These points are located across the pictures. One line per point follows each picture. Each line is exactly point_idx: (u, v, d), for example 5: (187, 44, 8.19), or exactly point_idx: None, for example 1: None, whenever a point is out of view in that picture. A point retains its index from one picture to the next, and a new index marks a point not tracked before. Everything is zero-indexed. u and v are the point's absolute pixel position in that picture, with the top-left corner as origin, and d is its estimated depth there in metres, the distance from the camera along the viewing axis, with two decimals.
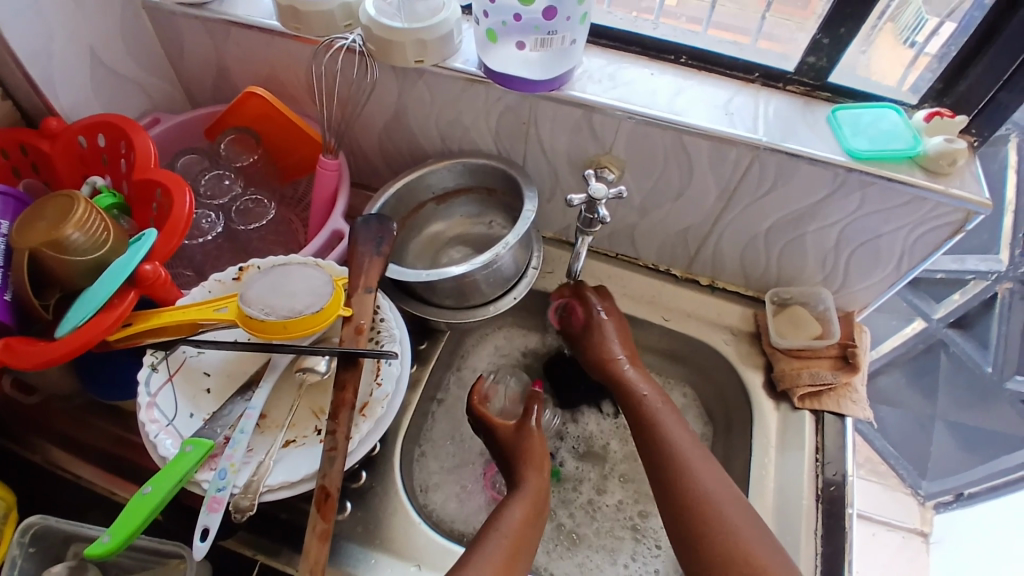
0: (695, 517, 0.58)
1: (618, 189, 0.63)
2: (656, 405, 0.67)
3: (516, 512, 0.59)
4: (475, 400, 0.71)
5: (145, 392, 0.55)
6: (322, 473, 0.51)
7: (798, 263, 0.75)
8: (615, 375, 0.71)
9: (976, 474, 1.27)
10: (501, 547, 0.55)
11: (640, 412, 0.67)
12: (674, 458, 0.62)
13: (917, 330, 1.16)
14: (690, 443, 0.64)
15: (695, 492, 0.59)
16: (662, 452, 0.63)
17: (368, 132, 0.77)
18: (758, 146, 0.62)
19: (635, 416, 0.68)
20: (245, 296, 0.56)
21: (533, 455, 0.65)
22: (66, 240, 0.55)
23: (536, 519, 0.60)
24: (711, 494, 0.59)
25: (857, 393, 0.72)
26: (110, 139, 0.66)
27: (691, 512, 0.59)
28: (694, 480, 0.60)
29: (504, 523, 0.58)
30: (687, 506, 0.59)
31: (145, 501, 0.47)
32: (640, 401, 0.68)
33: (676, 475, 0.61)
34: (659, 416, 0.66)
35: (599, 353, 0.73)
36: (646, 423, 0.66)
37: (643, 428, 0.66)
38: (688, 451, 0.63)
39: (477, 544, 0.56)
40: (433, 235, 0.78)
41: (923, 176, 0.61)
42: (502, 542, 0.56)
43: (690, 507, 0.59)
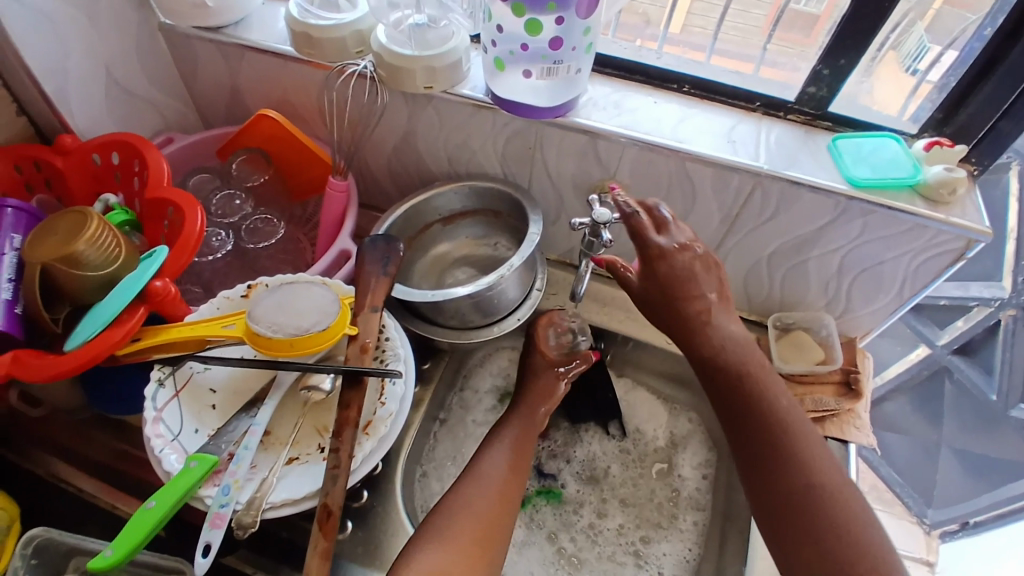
0: (842, 558, 0.51)
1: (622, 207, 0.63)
2: (792, 414, 0.58)
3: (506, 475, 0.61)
4: (543, 323, 0.76)
5: (151, 407, 0.55)
6: (325, 491, 0.51)
7: (801, 289, 0.75)
8: (733, 372, 0.60)
9: (983, 502, 1.26)
10: (489, 503, 0.58)
11: (764, 420, 0.58)
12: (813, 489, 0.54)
13: (922, 358, 1.16)
14: (831, 468, 0.55)
15: (849, 527, 0.52)
16: (801, 482, 0.54)
17: (377, 153, 0.79)
18: (760, 173, 0.63)
19: (752, 423, 0.58)
20: (253, 313, 0.57)
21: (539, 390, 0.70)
22: (79, 255, 0.56)
23: (521, 471, 0.63)
24: (862, 532, 0.52)
25: (860, 419, 0.72)
26: (124, 156, 0.68)
27: (842, 556, 0.51)
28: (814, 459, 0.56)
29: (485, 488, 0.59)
30: (839, 548, 0.51)
31: (148, 515, 0.48)
32: (769, 405, 0.58)
33: (813, 508, 0.53)
34: (795, 426, 0.57)
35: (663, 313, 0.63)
36: (780, 442, 0.56)
37: (766, 443, 0.57)
38: (831, 481, 0.54)
39: (468, 508, 0.57)
40: (439, 255, 0.79)
41: (925, 205, 0.62)
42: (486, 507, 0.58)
43: (848, 548, 0.51)
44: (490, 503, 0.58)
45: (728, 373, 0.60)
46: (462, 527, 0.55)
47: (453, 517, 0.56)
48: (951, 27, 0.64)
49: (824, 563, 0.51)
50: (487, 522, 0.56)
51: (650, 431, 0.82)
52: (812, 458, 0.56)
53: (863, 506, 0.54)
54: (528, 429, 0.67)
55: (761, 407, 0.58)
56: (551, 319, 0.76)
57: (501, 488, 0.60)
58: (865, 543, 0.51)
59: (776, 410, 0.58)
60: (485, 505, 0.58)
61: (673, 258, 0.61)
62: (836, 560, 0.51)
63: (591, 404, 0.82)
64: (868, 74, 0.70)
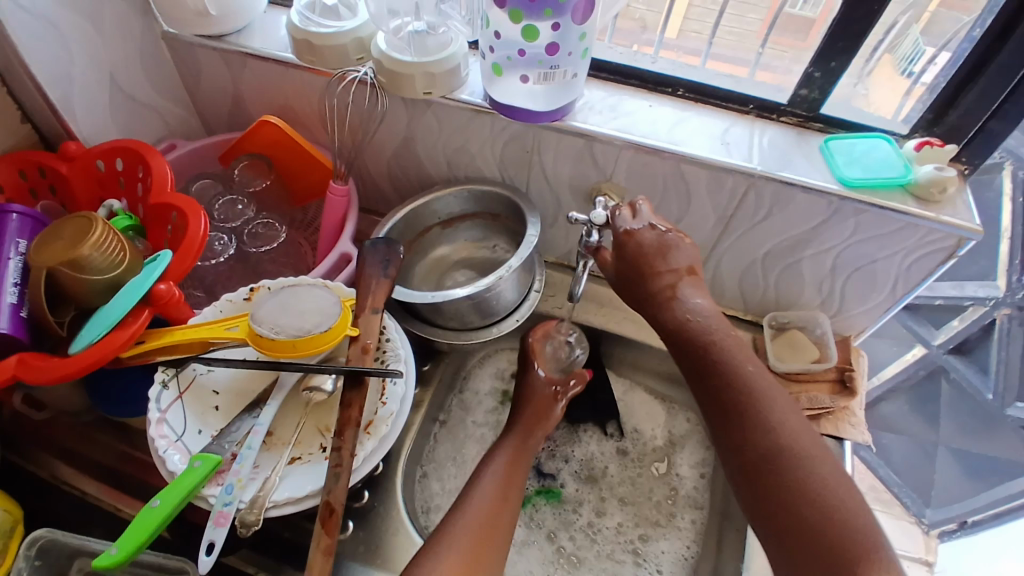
0: (817, 520, 0.50)
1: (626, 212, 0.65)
2: (760, 379, 0.57)
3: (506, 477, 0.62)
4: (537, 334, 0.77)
5: (156, 408, 0.56)
6: (327, 490, 0.52)
7: (796, 288, 0.76)
8: (697, 342, 0.60)
9: (981, 502, 1.27)
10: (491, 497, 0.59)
11: (732, 391, 0.57)
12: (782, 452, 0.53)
13: (919, 357, 1.17)
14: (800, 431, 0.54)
15: (806, 475, 0.52)
16: (770, 446, 0.53)
17: (377, 158, 0.80)
18: (754, 175, 0.65)
19: (720, 396, 0.57)
20: (255, 315, 0.58)
21: (534, 410, 0.70)
22: (84, 259, 0.57)
23: (511, 498, 0.61)
24: (835, 493, 0.50)
25: (856, 416, 0.73)
26: (128, 162, 0.69)
27: (810, 513, 0.50)
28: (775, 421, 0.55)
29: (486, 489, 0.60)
30: (811, 511, 0.50)
31: (153, 513, 0.49)
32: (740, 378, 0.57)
33: (784, 473, 0.52)
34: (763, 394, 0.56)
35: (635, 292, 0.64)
36: (749, 409, 0.56)
37: (733, 412, 0.56)
38: (801, 444, 0.53)
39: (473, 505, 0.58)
40: (439, 258, 0.80)
41: (916, 205, 0.63)
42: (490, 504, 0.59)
43: (819, 510, 0.50)
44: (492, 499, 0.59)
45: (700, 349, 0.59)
46: (468, 523, 0.56)
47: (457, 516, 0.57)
48: (945, 30, 0.65)
49: (800, 528, 0.50)
50: (472, 556, 0.54)
51: (647, 430, 0.83)
52: (771, 414, 0.55)
53: (827, 461, 0.53)
54: (518, 451, 0.66)
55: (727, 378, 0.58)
56: (547, 330, 0.78)
57: (489, 519, 0.57)
58: (838, 504, 0.50)
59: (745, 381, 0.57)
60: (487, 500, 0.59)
61: (643, 236, 0.63)
62: (810, 522, 0.50)
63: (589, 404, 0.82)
64: (863, 77, 0.71)
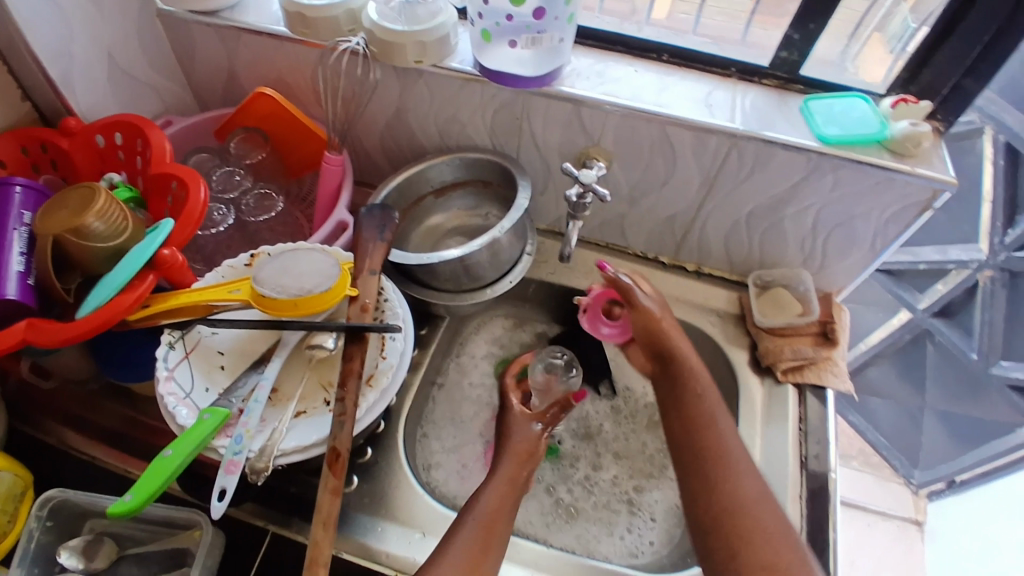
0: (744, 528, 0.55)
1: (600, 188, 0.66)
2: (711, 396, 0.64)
3: (508, 474, 0.65)
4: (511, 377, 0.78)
5: (163, 367, 0.58)
6: (333, 435, 0.54)
7: (778, 247, 0.79)
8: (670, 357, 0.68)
9: (967, 462, 1.31)
10: (495, 493, 0.62)
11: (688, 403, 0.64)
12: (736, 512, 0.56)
13: (903, 321, 1.20)
14: (756, 487, 0.58)
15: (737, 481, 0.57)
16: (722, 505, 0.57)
17: (370, 129, 0.81)
18: (736, 134, 0.67)
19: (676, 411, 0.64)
20: (257, 278, 0.60)
21: (521, 438, 0.69)
22: (87, 227, 0.59)
23: (511, 502, 0.62)
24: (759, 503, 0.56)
25: (838, 366, 0.76)
26: (127, 136, 0.71)
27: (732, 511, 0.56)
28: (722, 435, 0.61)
29: (491, 487, 0.63)
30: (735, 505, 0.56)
31: (165, 463, 0.51)
32: (712, 432, 0.61)
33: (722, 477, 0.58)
34: (716, 424, 0.62)
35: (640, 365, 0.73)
36: (714, 464, 0.59)
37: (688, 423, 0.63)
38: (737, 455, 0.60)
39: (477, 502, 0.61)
40: (433, 226, 0.82)
41: (891, 158, 0.66)
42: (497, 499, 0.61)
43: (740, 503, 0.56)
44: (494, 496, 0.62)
45: (673, 390, 0.65)
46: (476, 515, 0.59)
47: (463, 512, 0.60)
48: (930, 7, 0.68)
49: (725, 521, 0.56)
50: (480, 547, 0.56)
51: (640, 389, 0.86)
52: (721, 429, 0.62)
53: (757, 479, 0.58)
54: (511, 489, 0.64)
55: (699, 432, 0.62)
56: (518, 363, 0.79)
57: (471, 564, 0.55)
58: (760, 516, 0.55)
59: (705, 413, 0.63)
60: (490, 499, 0.61)
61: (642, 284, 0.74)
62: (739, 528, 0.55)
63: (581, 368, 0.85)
64: (854, 44, 0.75)
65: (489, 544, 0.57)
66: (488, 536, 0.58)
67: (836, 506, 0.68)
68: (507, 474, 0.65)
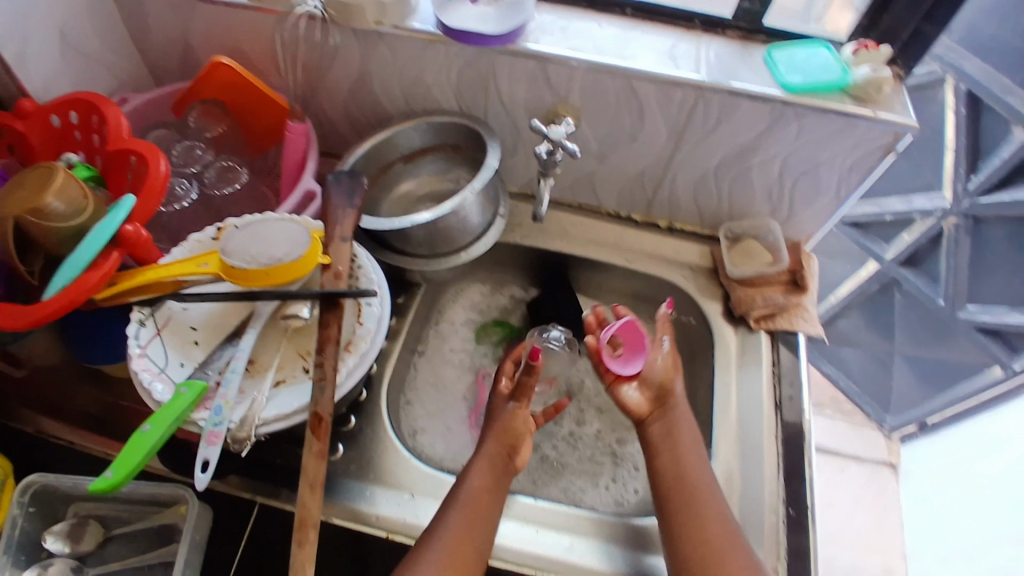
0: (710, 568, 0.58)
1: (571, 145, 0.67)
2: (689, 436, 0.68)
3: (491, 455, 0.66)
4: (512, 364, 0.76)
5: (135, 344, 0.58)
6: (314, 401, 0.55)
7: (747, 196, 0.80)
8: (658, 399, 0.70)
9: (937, 403, 1.36)
10: (481, 475, 0.64)
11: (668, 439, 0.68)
12: (713, 554, 0.58)
13: (871, 272, 1.24)
14: (729, 532, 0.60)
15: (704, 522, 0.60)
16: (700, 548, 0.59)
17: (333, 97, 0.80)
18: (701, 85, 0.67)
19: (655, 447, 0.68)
20: (225, 250, 0.59)
21: (508, 422, 0.69)
22: (47, 207, 0.58)
23: (501, 486, 0.64)
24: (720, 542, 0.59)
25: (808, 311, 0.79)
26: (83, 114, 0.68)
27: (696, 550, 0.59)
28: (694, 474, 0.64)
29: (475, 469, 0.64)
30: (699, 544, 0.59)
31: (144, 438, 0.51)
32: (687, 477, 0.64)
33: (694, 516, 0.61)
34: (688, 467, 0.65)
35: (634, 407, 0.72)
36: (691, 510, 0.61)
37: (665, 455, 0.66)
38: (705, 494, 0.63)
39: (464, 484, 0.63)
40: (404, 193, 0.82)
41: (854, 103, 0.66)
42: (483, 481, 0.63)
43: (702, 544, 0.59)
44: (480, 479, 0.63)
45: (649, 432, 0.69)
46: (467, 497, 0.61)
47: (452, 495, 0.62)
48: None
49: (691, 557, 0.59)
50: (467, 526, 0.59)
51: None
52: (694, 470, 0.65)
53: (721, 519, 0.61)
54: (498, 468, 0.65)
55: (678, 477, 0.64)
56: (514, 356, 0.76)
57: (459, 544, 0.57)
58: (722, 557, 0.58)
59: (678, 455, 0.66)
60: (477, 481, 0.63)
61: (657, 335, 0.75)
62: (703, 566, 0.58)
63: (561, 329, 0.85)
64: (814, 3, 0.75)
65: (477, 523, 0.60)
66: (477, 518, 0.60)
67: (810, 444, 0.71)
68: (493, 458, 0.66)
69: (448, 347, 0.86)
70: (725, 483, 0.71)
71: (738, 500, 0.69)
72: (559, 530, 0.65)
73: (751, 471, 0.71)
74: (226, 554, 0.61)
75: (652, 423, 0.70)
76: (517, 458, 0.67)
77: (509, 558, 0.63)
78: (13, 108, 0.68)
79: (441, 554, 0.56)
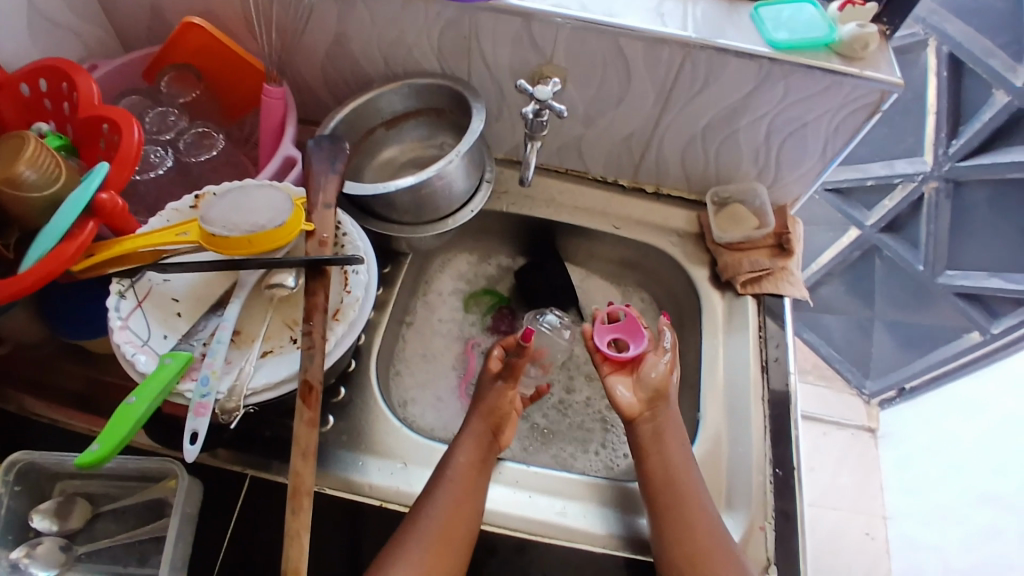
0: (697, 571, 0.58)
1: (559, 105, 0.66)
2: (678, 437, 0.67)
3: (475, 433, 0.66)
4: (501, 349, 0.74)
5: (116, 317, 0.56)
6: (303, 369, 0.54)
7: (734, 159, 0.79)
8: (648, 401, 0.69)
9: (916, 367, 1.38)
10: (467, 452, 0.64)
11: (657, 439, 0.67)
12: (696, 550, 0.59)
13: (853, 239, 1.25)
14: (716, 535, 0.60)
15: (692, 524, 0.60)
16: (687, 552, 0.59)
17: (309, 60, 0.77)
18: (689, 43, 0.65)
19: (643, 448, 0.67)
20: (205, 217, 0.57)
21: (490, 405, 0.69)
22: (19, 177, 0.55)
23: (487, 465, 0.64)
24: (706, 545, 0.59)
25: (793, 275, 0.79)
26: (51, 82, 0.65)
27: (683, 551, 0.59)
28: (682, 473, 0.64)
29: (461, 445, 0.64)
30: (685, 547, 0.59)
31: (130, 410, 0.50)
32: (675, 480, 0.63)
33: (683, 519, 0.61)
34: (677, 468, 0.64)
35: (624, 405, 0.70)
36: (678, 514, 0.61)
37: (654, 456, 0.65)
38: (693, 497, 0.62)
39: (451, 461, 0.63)
40: (387, 160, 0.80)
41: (839, 61, 0.65)
42: (471, 458, 0.63)
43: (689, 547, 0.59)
44: (466, 457, 0.63)
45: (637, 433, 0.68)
46: (457, 473, 0.61)
47: (439, 472, 0.62)
48: None
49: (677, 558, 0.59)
50: (457, 500, 0.59)
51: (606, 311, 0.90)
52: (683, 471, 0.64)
53: (709, 522, 0.61)
54: (483, 447, 0.65)
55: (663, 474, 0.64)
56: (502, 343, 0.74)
57: (451, 518, 0.58)
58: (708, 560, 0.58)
59: (667, 456, 0.65)
60: (463, 460, 0.63)
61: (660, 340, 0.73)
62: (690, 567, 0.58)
63: (550, 298, 0.85)
64: None
65: (466, 498, 0.60)
66: (466, 494, 0.60)
67: (795, 405, 0.73)
68: (478, 439, 0.66)
69: (436, 318, 0.86)
70: (713, 443, 0.71)
71: (727, 461, 0.70)
72: (553, 495, 0.66)
73: (739, 432, 0.71)
74: (219, 527, 0.60)
75: (642, 425, 0.68)
76: (500, 435, 0.68)
77: (504, 524, 0.63)
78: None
79: (433, 531, 0.56)
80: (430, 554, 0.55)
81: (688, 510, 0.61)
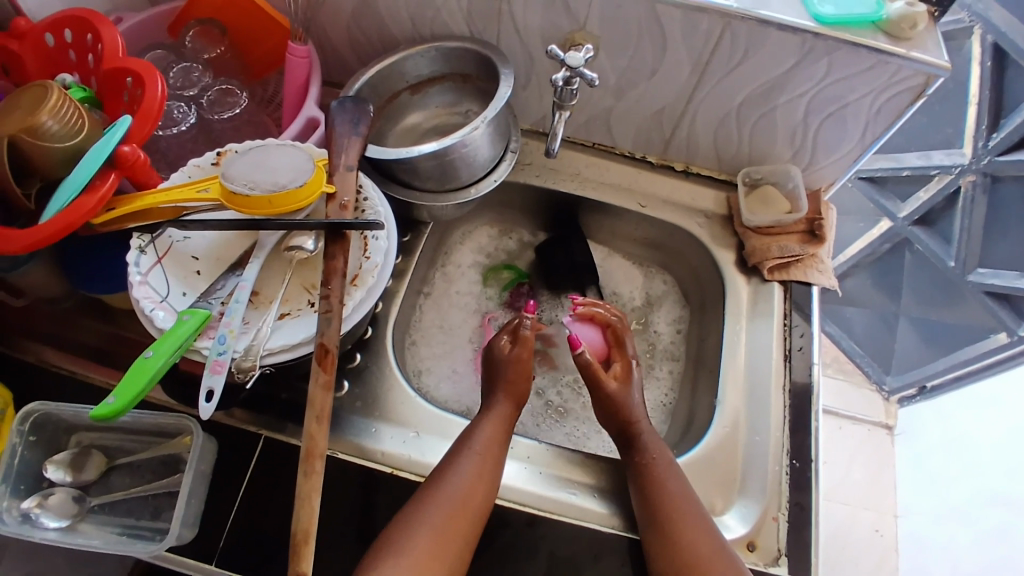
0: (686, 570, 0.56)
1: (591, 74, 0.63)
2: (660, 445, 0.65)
3: (503, 409, 0.66)
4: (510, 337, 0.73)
5: (136, 272, 0.56)
6: (320, 333, 0.54)
7: (768, 140, 0.77)
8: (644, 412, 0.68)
9: (940, 366, 1.35)
10: (490, 425, 0.64)
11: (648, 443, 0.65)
12: (676, 510, 0.59)
13: (884, 230, 1.21)
14: (707, 538, 0.58)
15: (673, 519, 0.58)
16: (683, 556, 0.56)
17: (336, 20, 0.76)
18: (730, 12, 0.62)
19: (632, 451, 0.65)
20: (226, 174, 0.57)
21: (514, 380, 0.69)
22: (41, 127, 0.55)
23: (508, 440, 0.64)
24: (694, 547, 0.57)
25: (823, 263, 0.77)
26: (76, 34, 0.64)
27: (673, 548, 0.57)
28: (675, 476, 0.62)
29: (490, 414, 0.65)
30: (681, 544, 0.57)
31: (147, 363, 0.50)
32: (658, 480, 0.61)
33: (686, 519, 0.58)
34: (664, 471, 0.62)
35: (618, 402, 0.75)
36: (670, 514, 0.59)
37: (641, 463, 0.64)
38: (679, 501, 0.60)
39: (475, 433, 0.62)
40: (410, 126, 0.79)
41: (886, 40, 0.62)
42: (497, 429, 0.63)
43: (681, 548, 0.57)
44: (491, 429, 0.63)
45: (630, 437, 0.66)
46: (484, 443, 0.62)
47: (462, 439, 0.62)
48: None
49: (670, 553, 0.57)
50: (480, 468, 0.59)
51: (626, 292, 0.89)
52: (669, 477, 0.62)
53: (694, 522, 0.59)
54: (507, 421, 0.65)
55: (652, 454, 0.64)
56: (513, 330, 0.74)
57: (475, 485, 0.58)
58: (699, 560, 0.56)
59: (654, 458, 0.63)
60: (487, 432, 0.63)
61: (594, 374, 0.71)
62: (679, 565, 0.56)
63: (570, 273, 0.84)
64: None
65: (486, 467, 0.60)
66: (491, 466, 0.60)
67: (816, 397, 0.71)
68: (501, 412, 0.66)
69: (454, 289, 0.85)
70: (730, 428, 0.70)
71: (744, 449, 0.69)
72: (565, 474, 0.65)
73: (756, 419, 0.70)
74: (232, 485, 0.60)
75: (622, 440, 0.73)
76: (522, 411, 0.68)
77: (516, 499, 0.63)
78: (7, 27, 0.65)
79: (450, 496, 0.56)
80: (442, 518, 0.55)
81: (673, 509, 0.59)
